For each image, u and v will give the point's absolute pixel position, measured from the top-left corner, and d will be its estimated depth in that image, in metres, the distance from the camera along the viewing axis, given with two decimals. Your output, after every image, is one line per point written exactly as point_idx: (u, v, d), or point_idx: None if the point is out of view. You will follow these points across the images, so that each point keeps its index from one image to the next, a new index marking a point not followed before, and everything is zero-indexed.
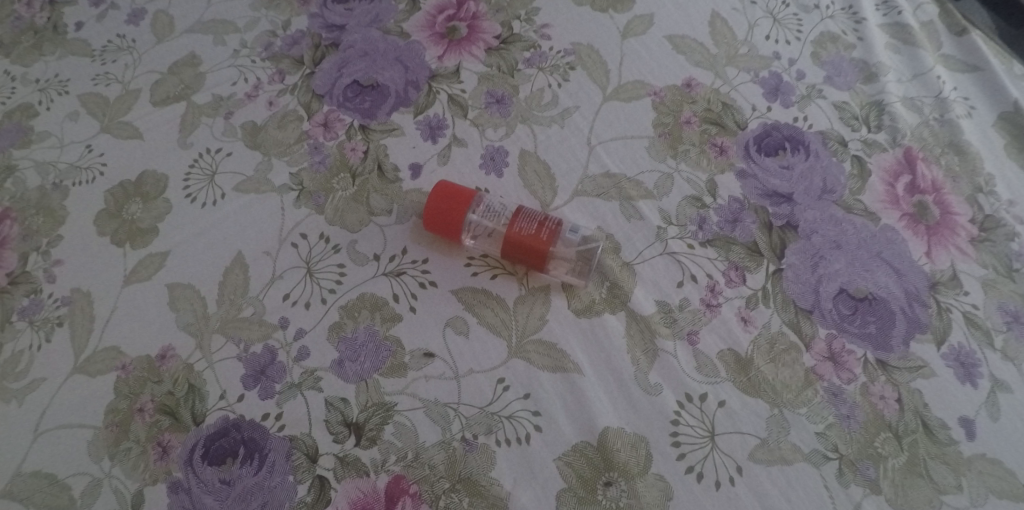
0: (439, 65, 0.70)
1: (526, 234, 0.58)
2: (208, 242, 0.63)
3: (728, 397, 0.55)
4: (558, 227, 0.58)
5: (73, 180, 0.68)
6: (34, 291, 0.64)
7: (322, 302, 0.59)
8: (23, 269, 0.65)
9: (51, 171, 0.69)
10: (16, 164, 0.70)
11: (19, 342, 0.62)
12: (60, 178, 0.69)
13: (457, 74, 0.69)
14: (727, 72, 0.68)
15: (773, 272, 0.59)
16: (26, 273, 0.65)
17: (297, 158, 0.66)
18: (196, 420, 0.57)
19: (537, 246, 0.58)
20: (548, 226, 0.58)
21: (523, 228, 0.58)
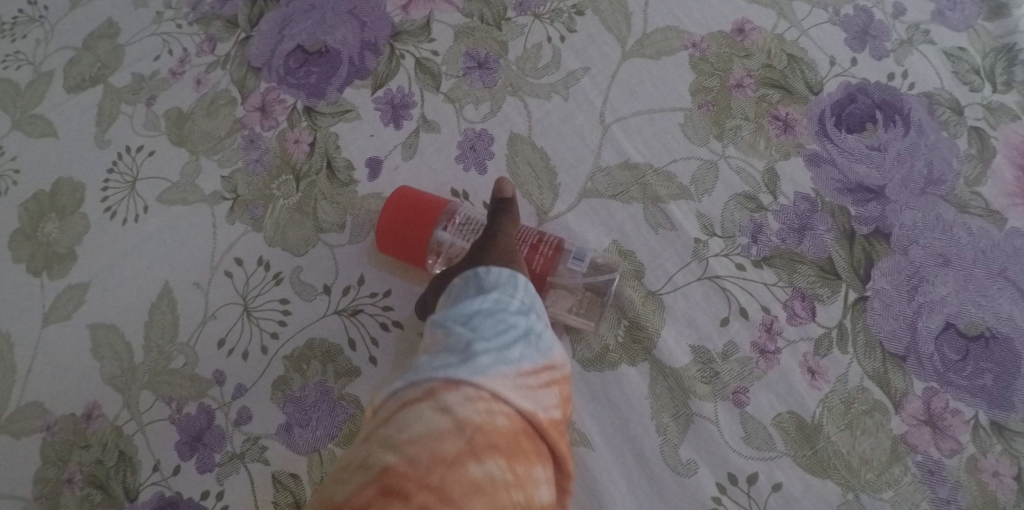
0: (404, 17, 0.54)
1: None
2: (133, 271, 0.52)
3: (787, 478, 0.42)
4: (558, 247, 0.44)
5: None
6: None
7: (263, 351, 0.48)
8: None
9: None
10: None
11: None
12: None
13: (426, 31, 0.53)
14: (794, 9, 0.49)
15: (853, 303, 0.44)
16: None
17: (229, 157, 0.53)
18: (129, 495, 0.48)
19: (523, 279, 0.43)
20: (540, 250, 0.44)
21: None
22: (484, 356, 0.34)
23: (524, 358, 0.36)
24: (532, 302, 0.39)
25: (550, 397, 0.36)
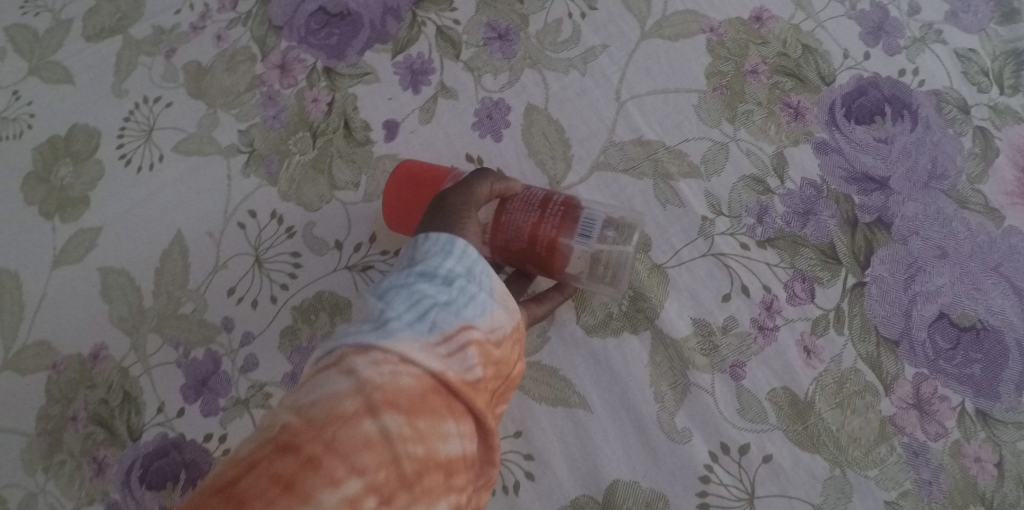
0: None
1: (524, 226, 0.43)
2: (145, 218, 0.53)
3: (776, 451, 0.43)
4: (569, 209, 0.44)
5: None
6: None
7: (272, 301, 0.49)
8: None
9: None
10: None
11: None
12: None
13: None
14: (814, 0, 0.49)
15: (852, 287, 0.45)
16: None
17: (247, 112, 0.54)
18: (133, 435, 0.49)
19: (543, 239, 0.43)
20: (552, 207, 0.44)
21: (518, 214, 0.44)
22: (395, 322, 0.33)
23: (440, 323, 0.34)
24: (475, 265, 0.37)
25: (469, 363, 0.34)
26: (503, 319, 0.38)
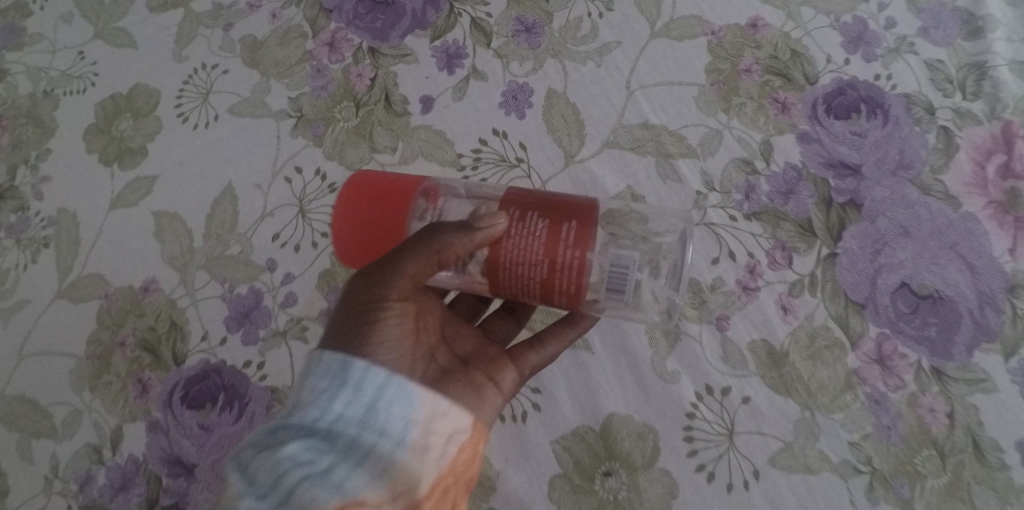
0: None
1: (528, 272, 0.46)
2: (197, 170, 0.58)
3: (755, 393, 0.49)
4: (580, 240, 0.46)
5: (64, 89, 0.64)
6: (21, 208, 0.61)
7: (313, 246, 0.54)
8: (12, 183, 0.62)
9: (42, 78, 0.65)
10: (7, 67, 0.66)
11: (6, 259, 0.60)
12: (52, 87, 0.64)
13: None
14: (802, 12, 0.57)
15: (825, 257, 0.52)
16: (13, 188, 0.62)
17: (298, 82, 0.60)
18: (177, 360, 0.54)
19: (555, 282, 0.46)
20: (555, 251, 0.46)
21: (524, 251, 0.46)
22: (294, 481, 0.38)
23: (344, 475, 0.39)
24: (379, 388, 0.42)
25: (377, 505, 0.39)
26: (420, 444, 0.42)
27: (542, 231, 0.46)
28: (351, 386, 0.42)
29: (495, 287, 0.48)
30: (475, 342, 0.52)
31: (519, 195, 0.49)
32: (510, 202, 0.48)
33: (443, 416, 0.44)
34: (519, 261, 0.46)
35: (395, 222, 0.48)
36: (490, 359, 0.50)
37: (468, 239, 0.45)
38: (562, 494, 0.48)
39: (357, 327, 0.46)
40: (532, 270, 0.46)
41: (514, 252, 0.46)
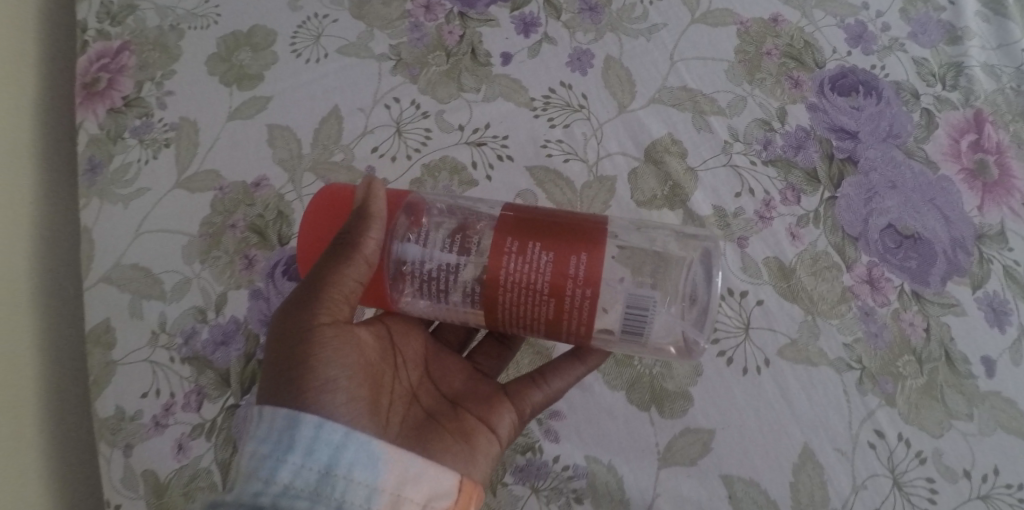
0: None
1: (534, 303, 0.50)
2: (307, 94, 0.68)
3: (767, 297, 0.60)
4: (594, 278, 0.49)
5: (189, 25, 0.73)
6: (146, 114, 0.70)
7: (407, 158, 0.65)
8: (137, 95, 0.71)
9: (169, 15, 0.74)
10: (138, 3, 0.75)
11: (129, 155, 0.69)
12: (178, 22, 0.74)
13: None
14: (814, 14, 0.70)
15: (827, 199, 0.63)
16: (139, 98, 0.71)
17: (397, 33, 0.70)
18: (282, 241, 0.63)
19: (565, 316, 0.50)
20: (564, 285, 0.49)
21: (531, 281, 0.50)
22: None
23: None
24: (335, 449, 0.46)
25: None
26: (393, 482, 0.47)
27: (547, 265, 0.49)
28: (304, 450, 0.46)
29: (496, 316, 0.51)
30: (461, 384, 0.59)
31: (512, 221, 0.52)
32: (506, 232, 0.50)
33: (414, 481, 0.48)
34: (522, 290, 0.50)
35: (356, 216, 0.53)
36: (483, 404, 0.57)
37: (365, 238, 0.50)
38: (607, 366, 0.58)
39: (292, 361, 0.49)
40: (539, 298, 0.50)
41: (513, 284, 0.50)
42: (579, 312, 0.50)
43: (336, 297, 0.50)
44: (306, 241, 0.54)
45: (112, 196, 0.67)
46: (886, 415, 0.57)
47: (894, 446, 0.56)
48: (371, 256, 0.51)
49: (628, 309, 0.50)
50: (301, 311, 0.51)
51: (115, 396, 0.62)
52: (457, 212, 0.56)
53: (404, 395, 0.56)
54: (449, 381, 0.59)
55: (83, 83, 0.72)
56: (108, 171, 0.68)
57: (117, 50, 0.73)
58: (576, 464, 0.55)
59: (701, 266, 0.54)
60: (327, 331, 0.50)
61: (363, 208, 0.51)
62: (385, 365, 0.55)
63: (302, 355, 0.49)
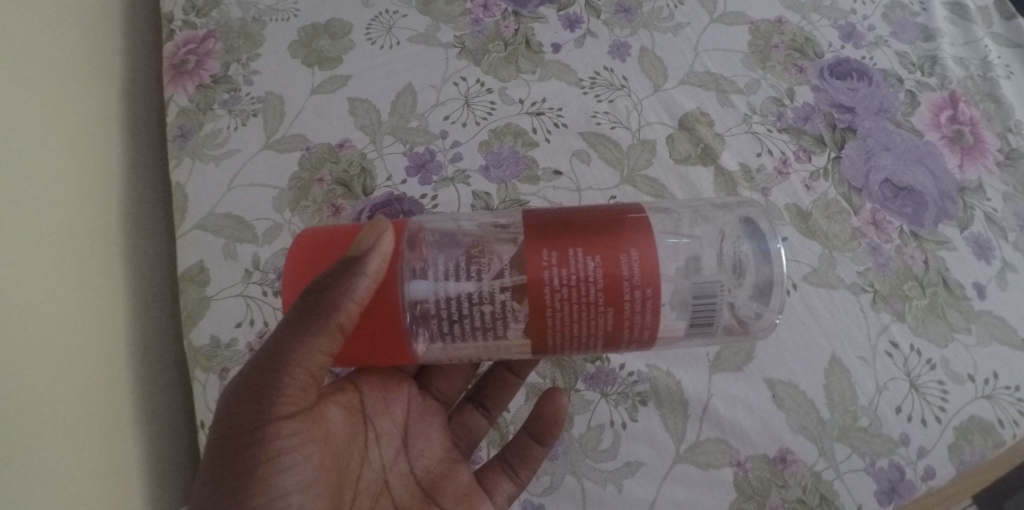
0: None
1: (591, 317, 0.53)
2: (382, 73, 0.77)
3: (790, 235, 0.70)
4: (646, 277, 0.53)
5: (270, 17, 0.82)
6: (234, 90, 0.77)
7: (476, 124, 0.73)
8: (225, 74, 0.78)
9: (251, 8, 0.83)
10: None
11: (218, 123, 0.75)
12: (260, 15, 0.82)
13: None
14: (812, 17, 0.84)
15: (833, 158, 0.74)
16: (226, 77, 0.78)
17: (460, 26, 0.81)
18: (366, 192, 0.70)
19: (625, 325, 0.53)
20: (620, 293, 0.52)
21: (586, 291, 0.52)
22: None
23: None
24: None
25: None
26: None
27: (597, 274, 0.52)
28: None
29: (545, 337, 0.54)
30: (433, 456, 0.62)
31: (530, 230, 0.54)
32: (539, 248, 0.53)
33: None
34: (576, 301, 0.53)
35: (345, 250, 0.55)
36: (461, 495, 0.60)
37: (348, 294, 0.52)
38: None
39: (242, 460, 0.51)
40: (595, 308, 0.53)
41: (564, 299, 0.53)
42: (639, 315, 0.53)
43: (297, 374, 0.53)
44: (290, 271, 0.56)
45: (204, 157, 0.73)
46: (898, 328, 0.66)
47: (908, 355, 0.65)
48: (345, 320, 0.52)
49: (696, 302, 0.54)
50: (258, 394, 0.52)
51: (209, 326, 0.66)
52: (453, 235, 0.58)
53: (372, 481, 0.59)
54: (422, 455, 0.62)
55: (173, 65, 0.79)
56: (198, 136, 0.74)
57: (202, 38, 0.81)
58: (642, 371, 0.62)
59: (748, 234, 0.58)
60: (285, 424, 0.52)
61: (355, 261, 0.52)
62: (349, 450, 0.58)
63: (257, 451, 0.51)
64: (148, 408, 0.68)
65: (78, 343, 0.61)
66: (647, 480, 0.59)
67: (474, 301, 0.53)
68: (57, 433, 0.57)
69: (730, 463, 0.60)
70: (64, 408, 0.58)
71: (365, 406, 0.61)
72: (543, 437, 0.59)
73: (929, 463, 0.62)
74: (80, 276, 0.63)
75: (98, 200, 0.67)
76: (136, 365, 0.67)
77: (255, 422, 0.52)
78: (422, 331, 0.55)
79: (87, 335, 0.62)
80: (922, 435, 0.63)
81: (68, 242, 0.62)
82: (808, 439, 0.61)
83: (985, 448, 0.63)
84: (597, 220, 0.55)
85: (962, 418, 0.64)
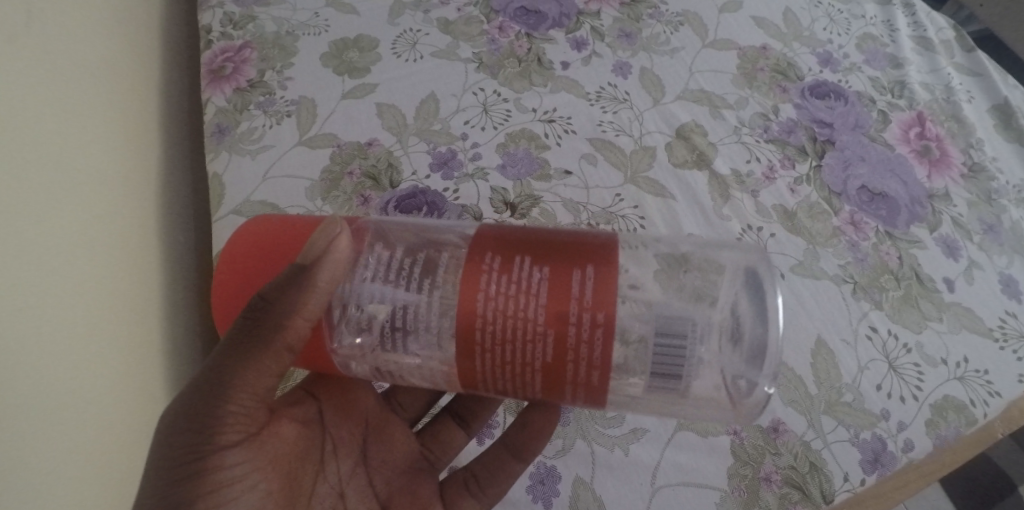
0: (586, 6, 0.93)
1: (529, 339, 0.50)
2: (407, 84, 0.85)
3: (777, 231, 0.76)
4: (597, 307, 0.49)
5: (303, 32, 0.89)
6: (269, 93, 0.84)
7: (494, 129, 0.81)
8: (260, 79, 0.85)
9: (284, 24, 0.90)
10: (257, 15, 0.91)
11: (255, 122, 0.82)
12: (292, 29, 0.90)
13: (598, 15, 0.93)
14: (793, 45, 0.93)
15: (815, 167, 0.82)
16: (262, 82, 0.85)
17: (478, 45, 0.89)
18: (393, 185, 0.77)
19: (569, 356, 0.50)
20: (566, 314, 0.49)
21: (527, 305, 0.49)
22: None
23: None
24: None
25: None
26: None
27: (542, 286, 0.50)
28: None
29: (477, 357, 0.51)
30: (394, 472, 0.62)
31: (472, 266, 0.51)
32: (492, 252, 0.51)
33: None
34: (511, 318, 0.49)
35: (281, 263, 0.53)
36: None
37: (295, 306, 0.50)
38: None
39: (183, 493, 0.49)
40: (540, 360, 0.50)
41: (501, 315, 0.50)
42: (585, 346, 0.50)
43: (240, 398, 0.52)
44: (223, 287, 0.54)
45: (242, 150, 0.79)
46: (877, 315, 0.73)
47: (886, 339, 0.71)
48: (292, 340, 0.51)
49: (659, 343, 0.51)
50: (199, 424, 0.50)
51: None
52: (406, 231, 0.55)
53: (327, 497, 0.58)
54: (384, 470, 0.62)
55: (211, 70, 0.86)
56: (235, 132, 0.81)
57: (239, 48, 0.88)
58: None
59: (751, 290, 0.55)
60: (227, 453, 0.51)
61: (304, 267, 0.51)
62: (300, 469, 0.57)
63: (199, 480, 0.49)
64: (178, 370, 0.73)
65: (129, 301, 0.66)
66: (653, 445, 0.62)
67: (409, 342, 0.51)
68: (121, 387, 0.63)
69: (727, 432, 0.64)
70: (119, 356, 0.64)
71: (323, 419, 0.61)
72: (523, 452, 0.60)
73: (908, 436, 0.67)
74: (137, 252, 0.69)
75: (149, 186, 0.74)
76: (176, 333, 0.73)
77: (197, 453, 0.50)
78: (357, 365, 0.54)
79: (144, 302, 0.69)
80: (901, 411, 0.68)
81: (128, 222, 0.69)
82: (797, 412, 0.65)
83: (959, 424, 0.68)
84: (547, 244, 0.52)
85: (937, 396, 0.69)
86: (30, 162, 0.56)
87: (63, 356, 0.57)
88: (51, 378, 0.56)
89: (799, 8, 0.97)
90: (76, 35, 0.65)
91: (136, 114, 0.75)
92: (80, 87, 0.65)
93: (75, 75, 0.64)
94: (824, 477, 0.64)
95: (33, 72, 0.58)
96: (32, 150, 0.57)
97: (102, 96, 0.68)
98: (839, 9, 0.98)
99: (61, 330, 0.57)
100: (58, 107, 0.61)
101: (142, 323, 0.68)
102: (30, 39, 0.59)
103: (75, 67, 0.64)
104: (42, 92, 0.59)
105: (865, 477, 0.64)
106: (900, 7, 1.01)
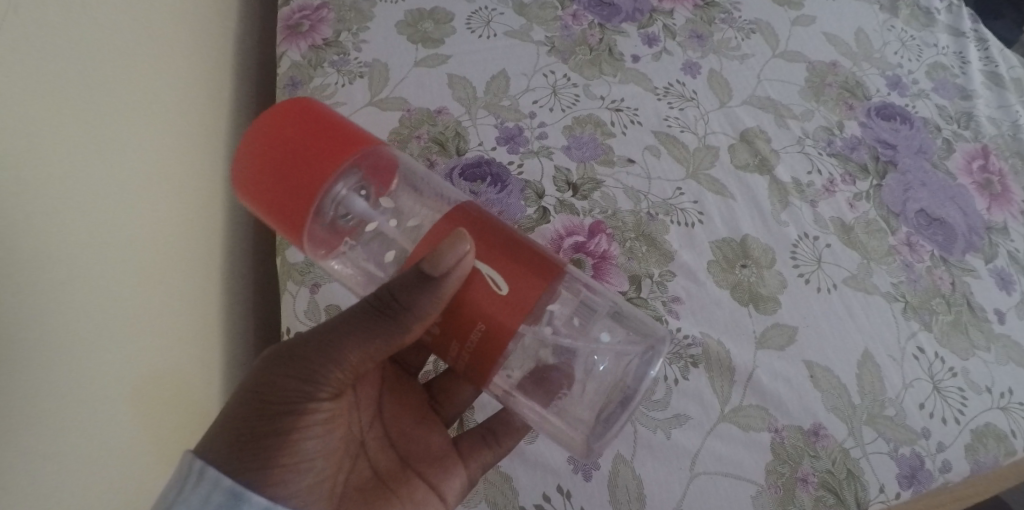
0: (660, 4, 0.93)
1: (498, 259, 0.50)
2: (478, 58, 0.85)
3: (833, 243, 0.77)
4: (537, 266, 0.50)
5: None
6: (343, 53, 0.84)
7: (562, 111, 0.82)
8: (336, 39, 0.85)
9: None
10: None
11: (328, 79, 0.82)
12: None
13: (670, 14, 0.93)
14: (862, 65, 0.93)
15: (874, 185, 0.82)
16: (337, 41, 0.85)
17: (551, 29, 0.89)
18: (459, 152, 0.78)
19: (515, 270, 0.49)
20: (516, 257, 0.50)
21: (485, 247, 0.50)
22: None
23: None
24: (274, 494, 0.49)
25: None
26: None
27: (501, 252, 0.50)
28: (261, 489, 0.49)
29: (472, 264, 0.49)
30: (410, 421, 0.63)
31: (451, 217, 0.51)
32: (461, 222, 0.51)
33: None
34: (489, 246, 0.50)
35: (329, 164, 0.51)
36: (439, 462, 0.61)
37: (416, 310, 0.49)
38: (719, 280, 0.72)
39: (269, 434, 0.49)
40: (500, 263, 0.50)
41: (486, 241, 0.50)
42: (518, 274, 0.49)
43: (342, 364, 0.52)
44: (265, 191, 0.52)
45: None
46: (925, 336, 0.73)
47: (933, 360, 0.71)
48: (405, 341, 0.51)
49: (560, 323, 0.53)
50: (297, 369, 0.51)
51: None
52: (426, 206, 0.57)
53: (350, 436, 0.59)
54: (399, 422, 0.62)
55: (288, 25, 0.86)
56: (307, 87, 0.81)
57: (317, 7, 0.88)
58: (706, 337, 0.68)
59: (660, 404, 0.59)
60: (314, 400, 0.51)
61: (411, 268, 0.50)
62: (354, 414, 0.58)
63: (285, 418, 0.50)
64: (232, 321, 0.71)
65: (202, 245, 0.64)
66: (693, 432, 0.64)
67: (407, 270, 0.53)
68: (150, 437, 0.52)
69: (768, 429, 0.65)
70: (193, 302, 0.61)
71: None
72: (498, 443, 0.61)
73: (947, 457, 0.67)
74: (187, 284, 0.60)
75: (208, 208, 0.66)
76: (208, 377, 0.63)
77: (291, 393, 0.51)
78: None
79: (202, 288, 0.64)
80: (941, 432, 0.68)
81: (184, 249, 0.60)
82: (838, 418, 0.66)
83: (998, 453, 0.68)
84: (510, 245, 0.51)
85: (979, 423, 0.69)
86: (103, 149, 0.48)
87: (97, 395, 0.46)
88: (104, 366, 0.47)
89: (870, 30, 0.97)
90: (164, 28, 0.59)
91: (213, 63, 0.71)
92: (169, 78, 0.59)
93: (160, 75, 0.57)
94: (860, 485, 0.64)
95: (122, 64, 0.51)
96: (101, 138, 0.48)
97: (180, 102, 0.61)
98: (911, 35, 0.98)
99: (97, 344, 0.47)
100: (144, 108, 0.54)
101: (209, 274, 0.66)
102: (126, 24, 0.52)
103: (162, 61, 0.57)
104: (138, 87, 0.53)
105: (901, 491, 0.65)
106: (973, 41, 1.01)
